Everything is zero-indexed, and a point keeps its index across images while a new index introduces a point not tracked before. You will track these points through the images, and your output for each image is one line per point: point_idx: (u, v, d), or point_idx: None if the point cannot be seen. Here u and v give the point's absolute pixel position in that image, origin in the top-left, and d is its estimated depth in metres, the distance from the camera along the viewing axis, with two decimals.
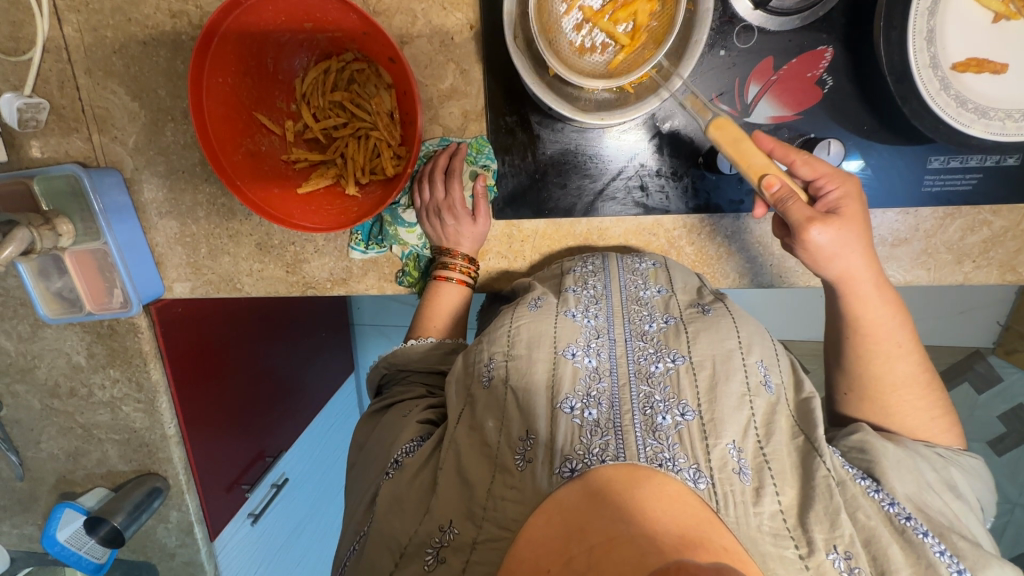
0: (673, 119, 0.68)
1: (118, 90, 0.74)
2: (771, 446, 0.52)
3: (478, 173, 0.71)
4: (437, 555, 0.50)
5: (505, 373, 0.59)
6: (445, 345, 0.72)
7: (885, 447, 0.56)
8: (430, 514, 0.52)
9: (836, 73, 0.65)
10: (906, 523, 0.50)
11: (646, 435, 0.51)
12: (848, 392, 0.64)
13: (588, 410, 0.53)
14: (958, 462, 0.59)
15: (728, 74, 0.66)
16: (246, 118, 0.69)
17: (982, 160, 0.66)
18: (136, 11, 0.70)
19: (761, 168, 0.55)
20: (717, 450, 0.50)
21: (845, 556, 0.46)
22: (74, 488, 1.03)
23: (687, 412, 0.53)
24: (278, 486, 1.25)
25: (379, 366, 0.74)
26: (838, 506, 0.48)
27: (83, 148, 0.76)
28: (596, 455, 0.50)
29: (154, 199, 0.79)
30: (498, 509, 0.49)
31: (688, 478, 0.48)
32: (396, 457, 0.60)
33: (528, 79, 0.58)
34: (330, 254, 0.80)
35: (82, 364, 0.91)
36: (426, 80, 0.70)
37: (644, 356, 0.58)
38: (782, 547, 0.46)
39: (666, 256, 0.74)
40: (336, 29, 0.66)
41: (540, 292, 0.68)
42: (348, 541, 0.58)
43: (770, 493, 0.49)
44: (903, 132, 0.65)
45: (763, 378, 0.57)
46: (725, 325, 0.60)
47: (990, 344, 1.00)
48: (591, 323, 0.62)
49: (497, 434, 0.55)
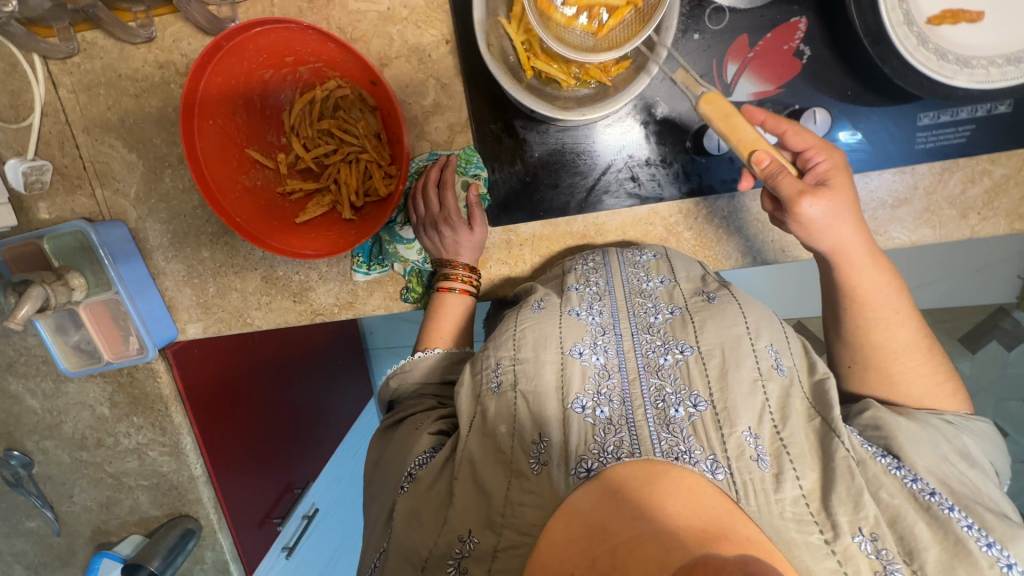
0: (657, 106, 0.69)
1: (117, 144, 0.76)
2: (788, 429, 0.51)
3: (470, 182, 0.72)
4: (460, 565, 0.50)
5: (514, 377, 0.59)
6: (453, 355, 0.72)
7: (899, 422, 0.55)
8: (450, 524, 0.52)
9: (813, 42, 0.65)
10: (931, 498, 0.48)
11: (661, 428, 0.51)
12: (853, 364, 0.63)
13: (600, 407, 0.54)
14: (969, 427, 0.57)
15: (704, 56, 0.66)
16: (239, 155, 0.70)
17: (973, 111, 0.65)
18: (127, 67, 0.73)
19: (754, 140, 0.53)
20: (733, 439, 0.50)
21: (871, 538, 0.46)
22: (109, 538, 1.04)
23: (700, 402, 0.52)
24: (309, 517, 1.31)
25: (388, 385, 0.73)
26: (860, 486, 0.48)
27: (88, 203, 0.79)
28: (612, 452, 0.50)
29: (160, 244, 0.81)
30: (517, 514, 0.50)
31: (706, 469, 0.48)
32: (410, 470, 0.60)
33: (506, 82, 0.57)
34: (334, 279, 0.81)
35: (107, 415, 0.93)
36: (409, 98, 0.71)
37: (652, 349, 0.59)
38: (807, 532, 0.46)
39: (666, 245, 0.73)
40: (317, 58, 0.67)
41: (543, 294, 0.68)
42: (369, 555, 0.58)
43: (791, 478, 0.48)
44: (889, 92, 0.65)
45: (775, 362, 0.56)
46: (731, 311, 0.60)
47: (1013, 300, 1.09)
48: (596, 319, 0.63)
49: (510, 439, 0.55)
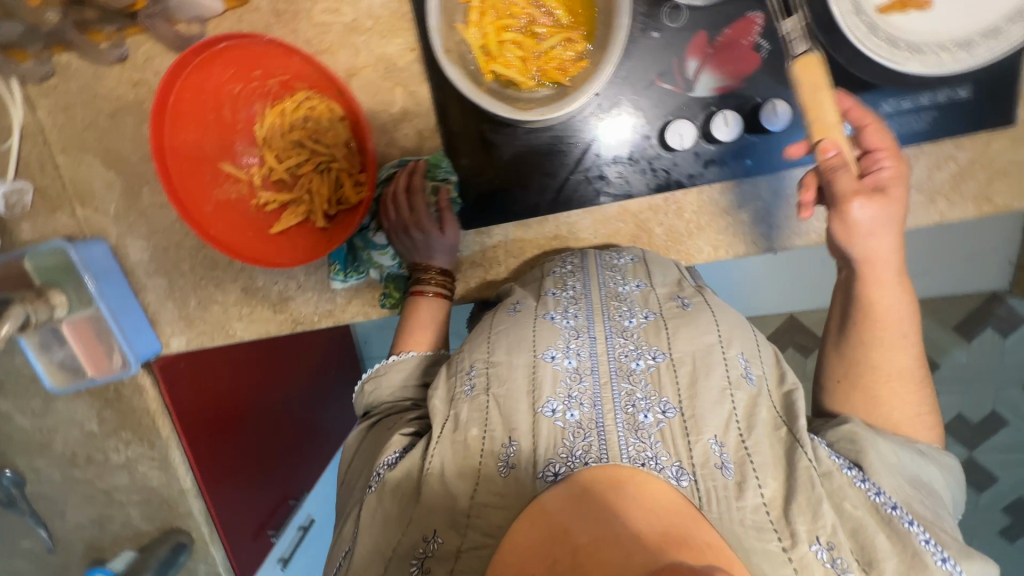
0: (619, 106, 0.69)
1: (95, 163, 0.78)
2: (753, 439, 0.54)
3: (439, 186, 0.72)
4: (422, 565, 0.52)
5: (487, 380, 0.60)
6: (428, 358, 0.73)
7: (876, 442, 0.57)
8: (410, 529, 0.55)
9: (771, 36, 0.65)
10: (892, 512, 0.52)
11: (629, 434, 0.53)
12: (843, 380, 0.63)
13: (570, 411, 0.55)
14: (938, 457, 0.59)
15: (665, 53, 0.67)
16: (213, 170, 0.72)
17: (934, 97, 0.65)
18: (101, 87, 0.74)
19: (828, 126, 0.54)
20: (700, 446, 0.53)
21: (827, 547, 0.50)
22: (103, 555, 1.04)
23: (668, 409, 0.55)
24: (305, 528, 1.31)
25: (364, 389, 0.74)
26: (820, 496, 0.51)
27: (69, 222, 0.80)
28: (579, 456, 0.52)
29: (141, 260, 0.82)
30: (483, 516, 0.52)
31: (672, 476, 0.51)
32: (379, 469, 0.61)
33: (465, 87, 0.57)
34: (313, 288, 0.82)
35: (96, 431, 0.94)
36: (377, 107, 0.72)
37: (624, 354, 0.59)
38: (766, 540, 0.49)
39: (645, 250, 0.74)
40: (284, 72, 0.69)
41: (520, 297, 0.69)
42: (338, 547, 0.61)
43: (753, 486, 0.51)
44: (851, 81, 0.65)
45: (744, 371, 0.58)
46: (705, 319, 0.62)
47: (1005, 286, 1.22)
48: (571, 323, 0.63)
49: (481, 441, 0.56)
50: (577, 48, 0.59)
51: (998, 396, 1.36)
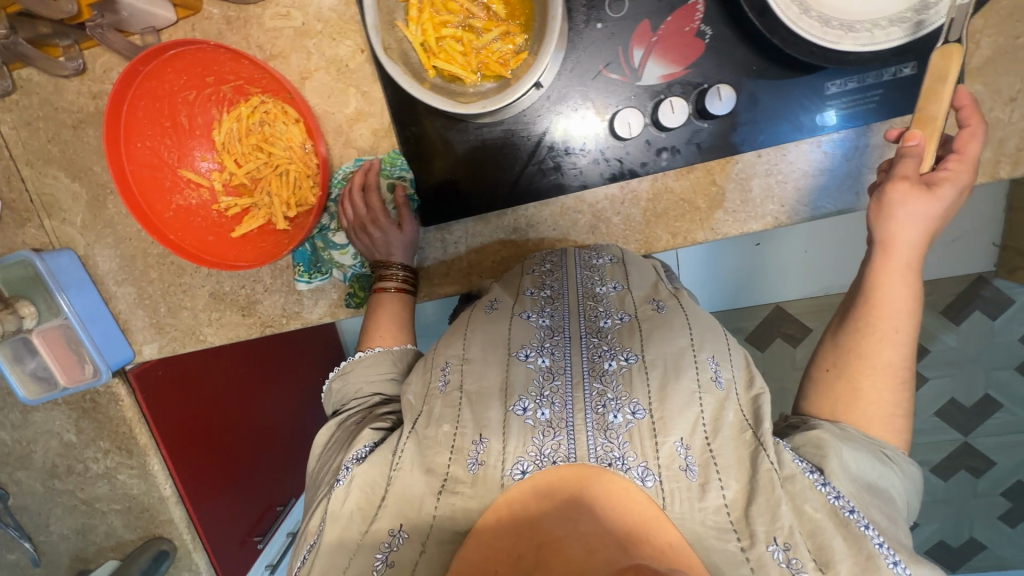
0: (569, 99, 0.70)
1: (60, 175, 0.79)
2: (718, 441, 0.55)
3: (395, 184, 0.74)
4: (387, 559, 0.54)
5: (460, 377, 0.63)
6: (394, 352, 0.73)
7: (841, 448, 0.54)
8: (378, 524, 0.56)
9: (712, 21, 0.66)
10: (850, 515, 0.50)
11: (598, 434, 0.55)
12: (831, 369, 0.60)
13: (541, 410, 0.57)
14: (901, 463, 0.57)
15: (610, 43, 0.68)
16: (173, 176, 0.73)
17: (879, 76, 0.65)
18: (62, 100, 0.76)
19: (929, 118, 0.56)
20: (666, 448, 0.54)
21: (784, 547, 0.50)
22: (89, 565, 1.05)
23: (638, 409, 0.56)
24: (293, 534, 1.33)
25: (332, 387, 0.74)
26: (779, 498, 0.51)
27: (37, 234, 0.81)
28: (547, 455, 0.55)
29: (110, 269, 0.83)
30: (450, 516, 0.55)
31: (637, 476, 0.53)
32: (348, 463, 0.61)
33: (406, 83, 0.58)
34: (279, 290, 0.82)
35: (75, 441, 0.95)
36: (332, 108, 0.73)
37: (598, 354, 0.62)
38: (725, 540, 0.51)
39: (626, 249, 0.73)
40: (236, 76, 0.70)
41: (498, 293, 0.72)
42: (305, 539, 0.61)
43: (715, 488, 0.53)
44: (792, 64, 0.66)
45: (714, 374, 0.58)
46: (677, 324, 0.63)
47: (992, 268, 1.22)
48: (546, 322, 0.66)
49: (451, 437, 0.58)
50: (516, 41, 0.60)
51: (989, 378, 1.36)
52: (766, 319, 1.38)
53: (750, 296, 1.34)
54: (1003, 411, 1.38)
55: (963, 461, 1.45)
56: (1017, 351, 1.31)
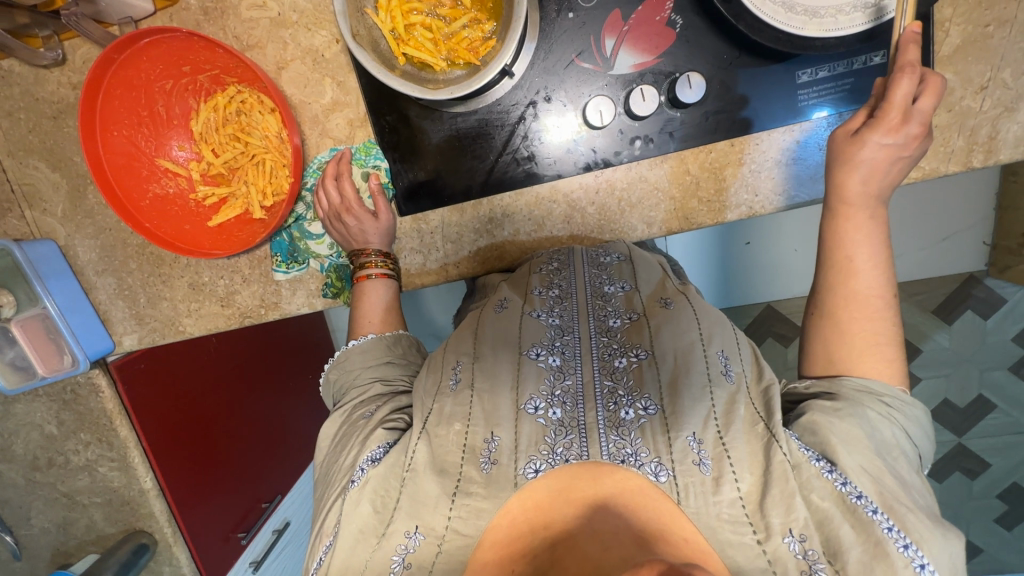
0: (549, 89, 0.70)
1: (40, 165, 0.80)
2: (731, 433, 0.56)
3: (369, 173, 0.75)
4: (404, 560, 0.56)
5: (471, 376, 0.67)
6: (386, 337, 0.77)
7: (836, 424, 0.53)
8: (392, 527, 0.58)
9: (683, 10, 0.66)
10: (857, 501, 0.50)
11: (610, 431, 0.58)
12: (814, 310, 0.62)
13: (552, 409, 0.61)
14: (903, 412, 0.56)
15: (581, 33, 0.68)
16: (150, 165, 0.74)
17: (849, 65, 0.65)
18: (43, 90, 0.77)
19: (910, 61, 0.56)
20: (679, 442, 0.56)
21: (800, 538, 0.50)
22: (70, 559, 1.05)
23: (650, 405, 0.60)
24: (278, 531, 1.31)
25: (331, 377, 0.78)
26: (793, 489, 0.51)
27: (19, 224, 0.82)
28: (560, 453, 0.57)
29: (90, 259, 0.84)
30: (464, 517, 0.57)
31: (651, 471, 0.55)
32: (362, 464, 0.63)
33: (372, 67, 0.58)
34: (257, 281, 0.82)
35: (55, 433, 0.95)
36: (308, 98, 0.74)
37: (608, 352, 0.66)
38: (741, 533, 0.52)
39: (629, 244, 0.77)
40: (212, 66, 0.70)
41: (507, 293, 0.75)
42: (319, 540, 0.61)
43: (729, 481, 0.54)
44: (763, 52, 0.66)
45: (724, 368, 0.61)
46: (686, 317, 0.66)
47: (983, 267, 1.21)
48: (555, 322, 0.70)
49: (465, 434, 0.62)
50: (484, 28, 0.61)
51: (982, 379, 1.34)
52: (756, 318, 1.37)
53: (739, 295, 1.33)
54: (996, 413, 1.36)
55: (957, 463, 1.44)
56: (1011, 351, 1.29)
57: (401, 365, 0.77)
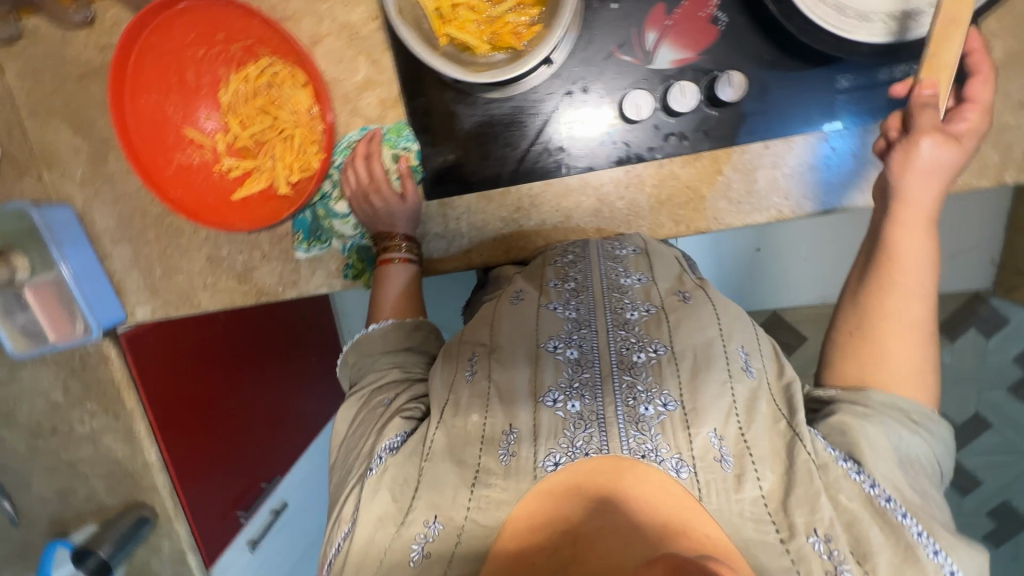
0: (586, 80, 0.69)
1: (62, 128, 0.79)
2: (752, 431, 0.56)
3: (399, 155, 0.75)
4: (422, 550, 0.56)
5: (488, 368, 0.66)
6: (407, 323, 0.78)
7: (867, 428, 0.55)
8: (413, 515, 0.58)
9: (727, 8, 0.66)
10: (886, 505, 0.52)
11: (630, 427, 0.56)
12: (855, 332, 0.61)
13: (571, 402, 0.60)
14: (931, 428, 0.58)
15: (624, 25, 0.68)
16: (176, 134, 0.73)
17: (892, 73, 0.65)
18: (69, 51, 0.76)
19: (941, 65, 0.57)
20: (699, 439, 0.55)
21: (824, 538, 0.51)
22: (68, 529, 1.03)
23: (669, 401, 0.58)
24: (276, 512, 1.28)
25: (349, 360, 0.79)
26: (818, 489, 0.52)
27: (35, 186, 0.80)
28: (580, 447, 0.56)
29: (106, 227, 0.82)
30: (483, 508, 0.56)
31: (671, 467, 0.54)
32: (381, 453, 0.64)
33: (418, 49, 0.58)
34: (276, 258, 0.81)
35: (61, 401, 0.94)
36: (341, 75, 0.73)
37: (626, 347, 0.64)
38: (764, 532, 0.51)
39: (645, 237, 0.76)
40: (247, 35, 0.69)
41: (522, 285, 0.75)
42: (337, 528, 0.63)
43: (751, 478, 0.53)
44: (805, 55, 0.65)
45: (744, 364, 0.61)
46: (705, 312, 0.66)
47: (990, 286, 1.23)
48: (572, 315, 0.69)
49: (483, 424, 0.62)
50: (529, 13, 0.61)
51: (980, 398, 1.34)
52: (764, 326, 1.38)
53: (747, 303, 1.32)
54: None
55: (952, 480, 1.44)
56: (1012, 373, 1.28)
57: (422, 353, 0.78)
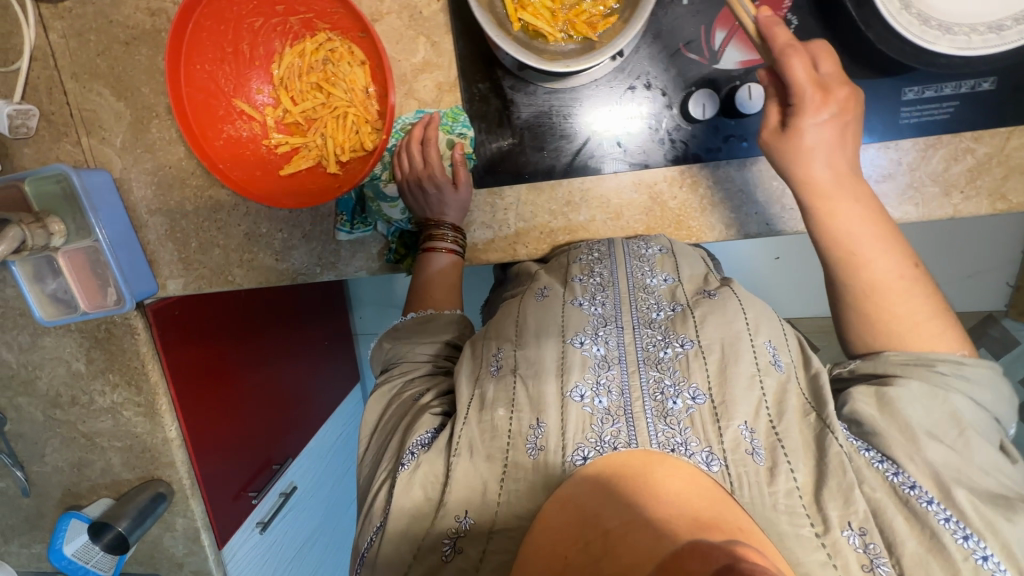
0: (646, 75, 0.69)
1: (104, 92, 0.77)
2: (783, 424, 0.55)
3: (455, 141, 0.73)
4: (455, 545, 0.56)
5: (515, 361, 0.63)
6: (446, 317, 0.75)
7: (879, 418, 0.54)
8: (444, 510, 0.57)
9: (800, 11, 0.65)
10: (911, 492, 0.51)
11: (658, 421, 0.56)
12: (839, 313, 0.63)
13: (599, 398, 0.58)
14: (962, 377, 0.56)
15: (693, 22, 0.67)
16: (227, 105, 0.71)
17: (957, 87, 0.65)
18: (118, 13, 0.74)
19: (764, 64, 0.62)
20: (730, 432, 0.54)
21: (859, 532, 0.50)
22: (80, 501, 1.02)
23: (697, 395, 0.57)
24: (286, 494, 1.29)
25: (384, 346, 0.77)
26: (851, 482, 0.51)
27: (73, 151, 0.79)
28: (609, 442, 0.55)
29: (143, 196, 0.81)
30: (515, 499, 0.56)
31: (701, 460, 0.53)
32: (412, 449, 0.62)
33: (491, 30, 0.56)
34: (317, 238, 0.80)
35: (83, 371, 0.92)
36: (399, 55, 0.72)
37: (652, 344, 0.62)
38: (798, 525, 0.50)
39: (671, 240, 0.75)
40: (308, 9, 0.68)
41: (547, 282, 0.72)
42: (368, 525, 0.62)
43: (784, 471, 0.52)
44: (873, 64, 0.65)
45: (772, 358, 0.60)
46: (732, 306, 0.64)
47: (1002, 308, 1.19)
48: (598, 310, 0.66)
49: (510, 420, 0.59)
50: (608, 5, 0.60)
51: None
52: None
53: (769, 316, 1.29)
54: None
55: None
56: None
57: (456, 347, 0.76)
